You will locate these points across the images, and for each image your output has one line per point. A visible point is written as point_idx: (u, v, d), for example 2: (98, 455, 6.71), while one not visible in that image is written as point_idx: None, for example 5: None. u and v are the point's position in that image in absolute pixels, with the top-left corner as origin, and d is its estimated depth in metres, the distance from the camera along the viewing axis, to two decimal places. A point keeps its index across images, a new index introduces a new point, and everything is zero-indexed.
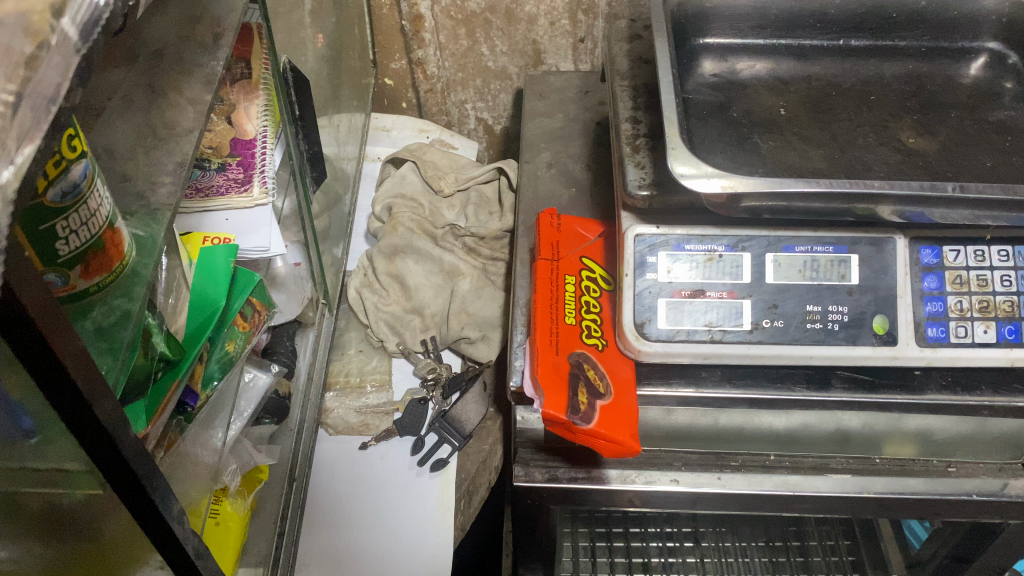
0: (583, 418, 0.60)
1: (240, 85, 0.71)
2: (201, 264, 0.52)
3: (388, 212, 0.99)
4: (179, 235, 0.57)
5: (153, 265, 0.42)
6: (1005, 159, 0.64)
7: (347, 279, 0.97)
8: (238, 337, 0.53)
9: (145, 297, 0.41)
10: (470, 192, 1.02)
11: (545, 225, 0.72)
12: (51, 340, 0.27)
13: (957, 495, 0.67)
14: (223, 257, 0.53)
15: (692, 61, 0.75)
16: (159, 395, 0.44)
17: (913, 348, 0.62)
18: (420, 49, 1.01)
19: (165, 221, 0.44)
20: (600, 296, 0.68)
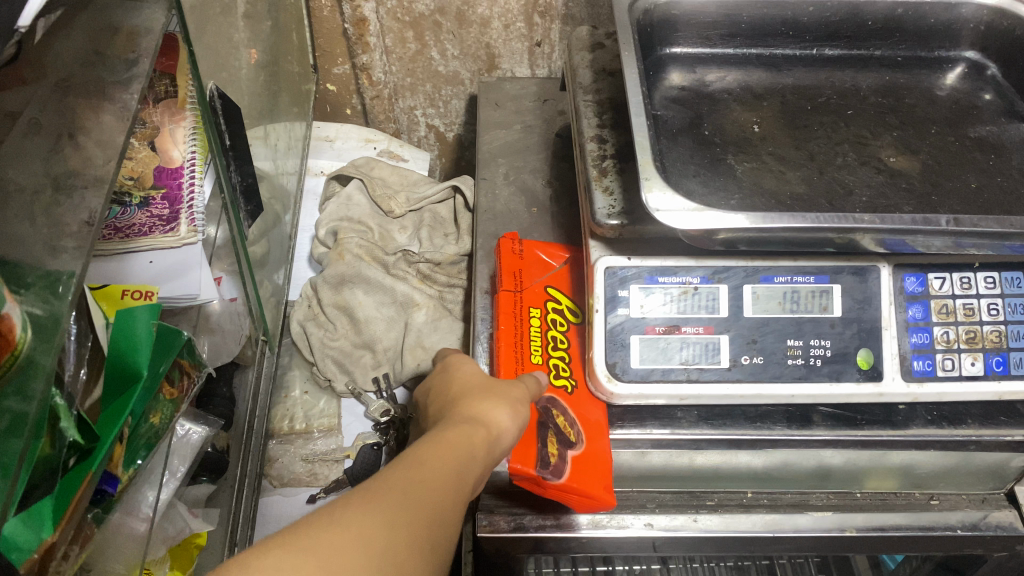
0: (552, 472, 0.55)
1: (165, 104, 0.65)
2: (122, 331, 0.43)
3: (333, 236, 0.92)
4: (94, 288, 0.51)
5: (54, 353, 0.37)
6: (990, 179, 0.60)
7: (289, 310, 0.91)
8: (162, 407, 0.47)
9: (45, 393, 0.36)
10: (423, 213, 0.97)
11: (506, 252, 0.67)
12: None
13: (940, 530, 0.64)
14: (148, 319, 0.44)
15: (658, 72, 0.70)
16: (71, 490, 0.38)
17: (898, 383, 0.58)
18: (365, 54, 0.94)
19: (67, 295, 0.39)
20: (568, 331, 0.63)
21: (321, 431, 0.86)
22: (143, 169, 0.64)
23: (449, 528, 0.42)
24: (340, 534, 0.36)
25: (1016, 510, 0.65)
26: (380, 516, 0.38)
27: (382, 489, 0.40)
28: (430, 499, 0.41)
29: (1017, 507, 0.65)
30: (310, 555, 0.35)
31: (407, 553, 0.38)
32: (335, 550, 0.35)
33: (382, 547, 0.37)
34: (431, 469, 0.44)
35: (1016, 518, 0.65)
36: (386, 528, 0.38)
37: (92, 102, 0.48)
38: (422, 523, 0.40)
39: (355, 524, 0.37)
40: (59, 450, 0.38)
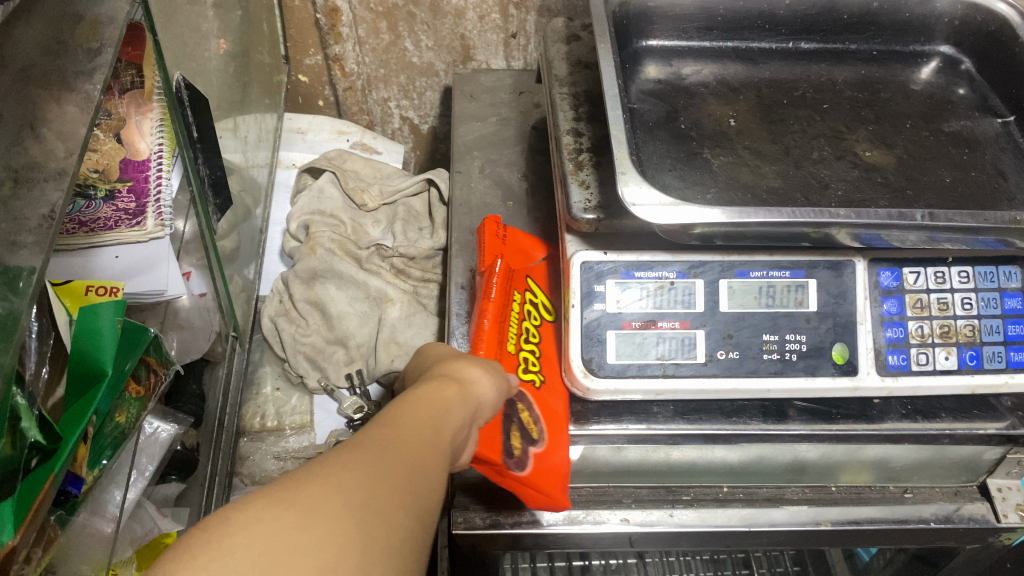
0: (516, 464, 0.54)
1: (131, 96, 0.63)
2: (81, 330, 0.42)
3: (305, 230, 0.90)
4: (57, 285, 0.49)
5: (12, 352, 0.36)
6: (964, 174, 0.60)
7: (260, 306, 0.89)
8: (129, 406, 0.46)
9: (4, 391, 0.35)
10: (396, 206, 0.95)
11: (490, 233, 0.64)
12: None
13: (914, 523, 0.65)
14: (111, 315, 0.44)
15: (635, 64, 0.69)
16: (36, 487, 0.37)
17: (873, 377, 0.58)
18: (338, 44, 0.92)
19: (26, 293, 0.38)
20: (541, 326, 0.62)
21: (292, 429, 0.86)
22: (109, 162, 0.62)
23: (443, 483, 0.35)
24: (319, 487, 0.29)
25: (988, 503, 0.66)
26: (364, 468, 0.31)
27: (362, 440, 0.33)
28: (416, 453, 0.34)
29: (989, 500, 0.66)
30: (289, 512, 0.27)
31: (401, 508, 0.30)
32: (315, 503, 0.28)
33: (374, 499, 0.30)
34: (414, 421, 0.36)
35: (987, 511, 0.65)
36: (372, 480, 0.30)
37: (54, 92, 0.46)
38: (413, 472, 0.33)
39: (335, 477, 0.29)
40: (20, 449, 0.37)
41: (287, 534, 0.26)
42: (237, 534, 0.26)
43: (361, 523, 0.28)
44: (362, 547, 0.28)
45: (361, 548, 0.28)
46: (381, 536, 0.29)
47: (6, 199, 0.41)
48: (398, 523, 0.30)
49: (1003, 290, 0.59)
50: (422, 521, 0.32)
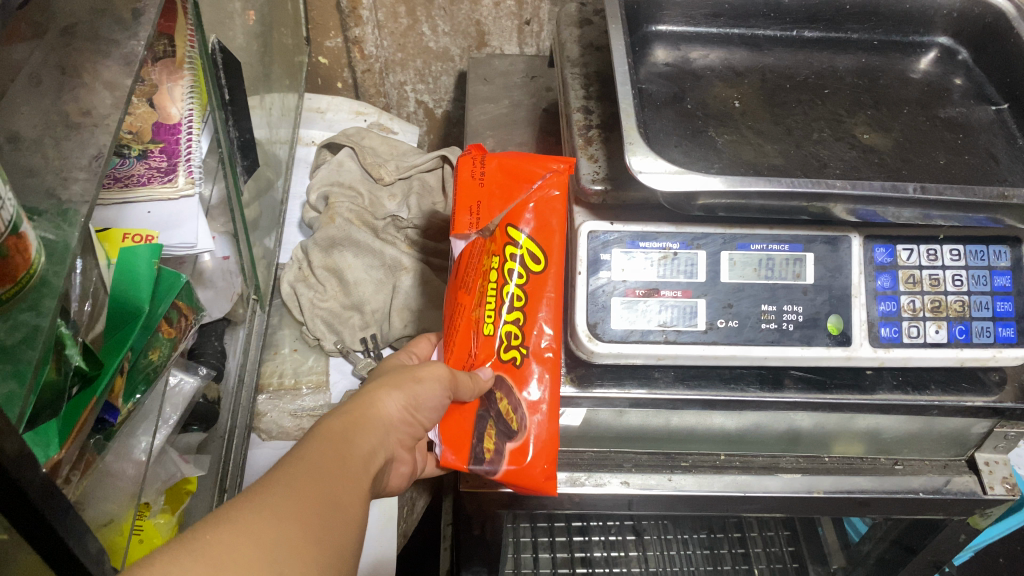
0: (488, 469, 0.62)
1: (162, 63, 0.66)
2: (121, 267, 0.47)
3: (325, 201, 0.94)
4: (97, 232, 0.53)
5: (66, 273, 0.38)
6: (958, 156, 0.63)
7: (279, 274, 0.92)
8: (161, 346, 0.49)
9: (57, 311, 0.37)
10: (412, 181, 0.97)
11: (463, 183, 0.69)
12: None
13: (902, 493, 0.67)
14: (149, 258, 0.48)
15: (644, 48, 0.72)
16: (78, 411, 0.40)
17: (866, 348, 0.61)
18: (357, 27, 0.96)
19: (78, 223, 0.40)
20: (527, 283, 0.61)
21: (309, 388, 0.86)
22: (142, 125, 0.65)
23: (349, 508, 0.46)
24: (229, 533, 0.39)
25: (976, 476, 0.68)
26: (271, 508, 0.41)
27: (269, 481, 0.43)
28: (321, 486, 0.45)
29: (977, 473, 0.68)
30: (203, 558, 0.38)
31: (304, 539, 0.41)
32: (226, 548, 0.39)
33: (274, 537, 0.40)
34: (319, 458, 0.47)
35: (975, 483, 0.68)
36: (276, 519, 0.41)
37: (99, 45, 0.49)
38: (317, 505, 0.43)
39: (245, 522, 0.40)
40: (65, 374, 0.39)
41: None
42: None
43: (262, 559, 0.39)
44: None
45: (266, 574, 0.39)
46: (287, 562, 0.40)
47: (56, 143, 0.44)
48: (300, 549, 0.41)
49: (993, 268, 0.62)
50: (326, 542, 0.43)
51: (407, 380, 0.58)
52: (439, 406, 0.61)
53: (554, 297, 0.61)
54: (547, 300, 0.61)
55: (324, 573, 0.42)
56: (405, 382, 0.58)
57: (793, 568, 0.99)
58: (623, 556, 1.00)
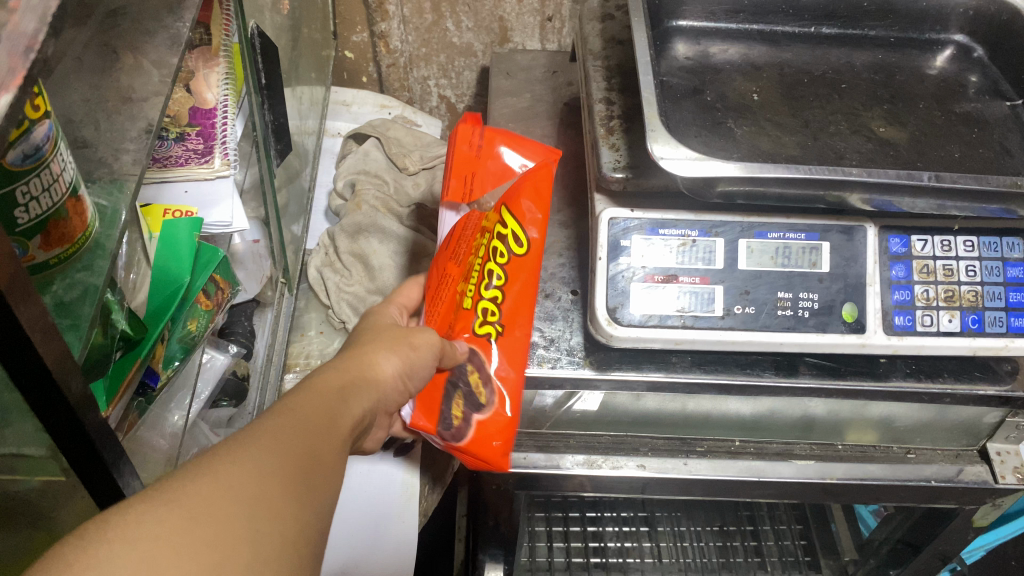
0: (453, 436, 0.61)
1: (199, 52, 0.69)
2: (163, 237, 0.51)
3: (351, 188, 0.96)
4: (139, 206, 0.56)
5: (118, 237, 0.40)
6: (972, 150, 0.64)
7: (307, 258, 0.94)
8: (200, 317, 0.53)
9: (108, 271, 0.39)
10: (436, 170, 1.00)
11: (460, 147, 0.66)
12: (17, 309, 0.27)
13: (915, 481, 0.68)
14: (188, 230, 0.53)
15: (665, 42, 0.74)
16: (123, 373, 0.43)
17: (880, 336, 0.62)
18: (383, 22, 0.98)
19: (129, 191, 0.42)
20: (509, 263, 0.59)
21: None
22: (180, 108, 0.67)
23: (334, 469, 0.40)
24: (206, 482, 0.34)
25: (987, 466, 0.69)
26: (255, 458, 0.36)
27: (253, 431, 0.38)
28: (308, 443, 0.39)
29: (988, 463, 0.69)
30: (172, 507, 0.32)
31: (290, 496, 0.36)
32: (203, 500, 0.33)
33: (257, 490, 0.35)
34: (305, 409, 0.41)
35: (986, 473, 0.69)
36: (261, 470, 0.36)
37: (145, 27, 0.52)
38: (303, 460, 0.38)
39: (226, 473, 0.34)
40: (111, 337, 0.42)
41: (173, 530, 0.31)
42: (123, 535, 0.31)
43: (240, 514, 0.34)
44: (242, 535, 0.33)
45: (245, 533, 0.33)
46: (268, 522, 0.35)
47: (108, 117, 0.47)
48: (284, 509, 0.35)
49: (1006, 260, 0.63)
50: (308, 505, 0.37)
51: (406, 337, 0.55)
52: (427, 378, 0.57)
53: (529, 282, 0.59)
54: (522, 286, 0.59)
55: (304, 538, 0.36)
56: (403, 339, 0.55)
57: (806, 561, 1.00)
58: (635, 547, 1.02)
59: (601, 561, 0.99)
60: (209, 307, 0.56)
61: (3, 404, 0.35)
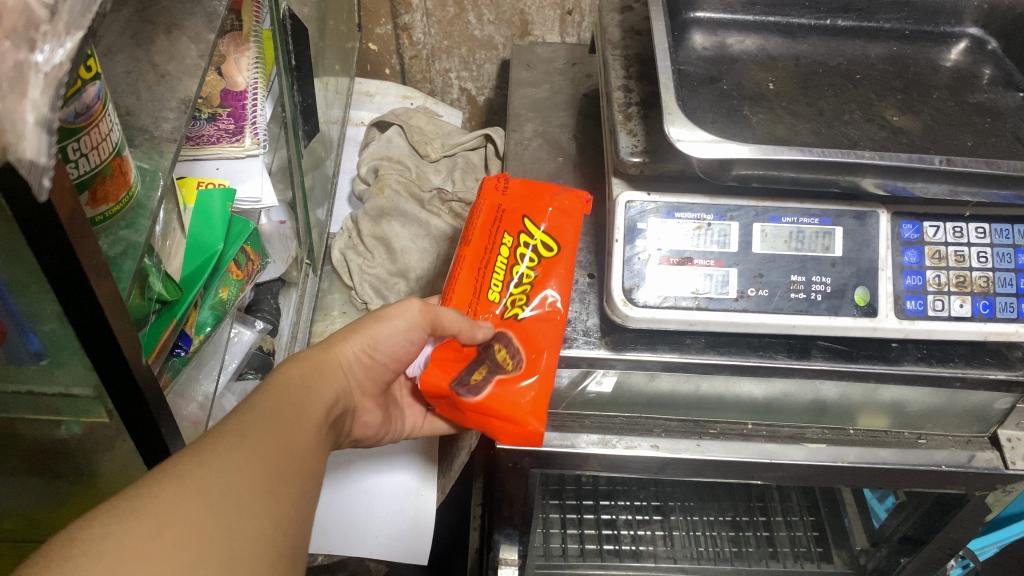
0: (471, 391, 0.64)
1: (229, 35, 0.72)
2: (199, 209, 0.57)
3: (374, 174, 0.99)
4: (175, 179, 0.61)
5: (157, 198, 0.43)
6: (984, 138, 0.65)
7: (331, 242, 0.96)
8: (230, 284, 0.60)
9: (151, 230, 0.42)
10: (456, 158, 1.03)
11: (490, 188, 0.71)
12: (78, 247, 0.31)
13: (925, 465, 0.69)
14: (221, 201, 0.58)
15: (683, 33, 0.76)
16: (159, 333, 0.47)
17: (891, 320, 0.62)
18: (407, 14, 1.01)
19: (168, 155, 0.45)
20: (536, 261, 0.68)
21: None
22: (212, 90, 0.70)
23: (295, 485, 0.45)
24: (178, 493, 0.39)
25: (998, 452, 0.70)
26: (222, 466, 0.42)
27: (224, 435, 0.44)
28: (269, 443, 0.46)
29: (999, 449, 0.70)
30: (133, 521, 0.37)
31: (265, 501, 0.42)
32: (171, 505, 0.39)
33: (211, 498, 0.40)
34: (271, 410, 0.48)
35: (997, 459, 0.70)
36: (230, 478, 0.41)
37: (186, 6, 0.54)
38: (251, 455, 0.44)
39: (199, 482, 0.40)
40: (149, 300, 0.45)
41: (162, 545, 0.37)
42: (108, 545, 0.36)
43: (211, 519, 0.39)
44: (232, 539, 0.40)
45: (197, 537, 0.38)
46: (232, 524, 0.40)
47: (147, 87, 0.49)
48: (228, 507, 0.40)
49: (1017, 247, 0.64)
50: (274, 503, 0.43)
51: (370, 330, 0.65)
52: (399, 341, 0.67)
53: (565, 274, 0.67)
54: (546, 279, 0.67)
55: (269, 536, 0.42)
56: (370, 327, 0.65)
57: (818, 551, 1.01)
58: (648, 535, 1.03)
59: (614, 548, 1.00)
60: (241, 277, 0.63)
61: (54, 344, 0.39)
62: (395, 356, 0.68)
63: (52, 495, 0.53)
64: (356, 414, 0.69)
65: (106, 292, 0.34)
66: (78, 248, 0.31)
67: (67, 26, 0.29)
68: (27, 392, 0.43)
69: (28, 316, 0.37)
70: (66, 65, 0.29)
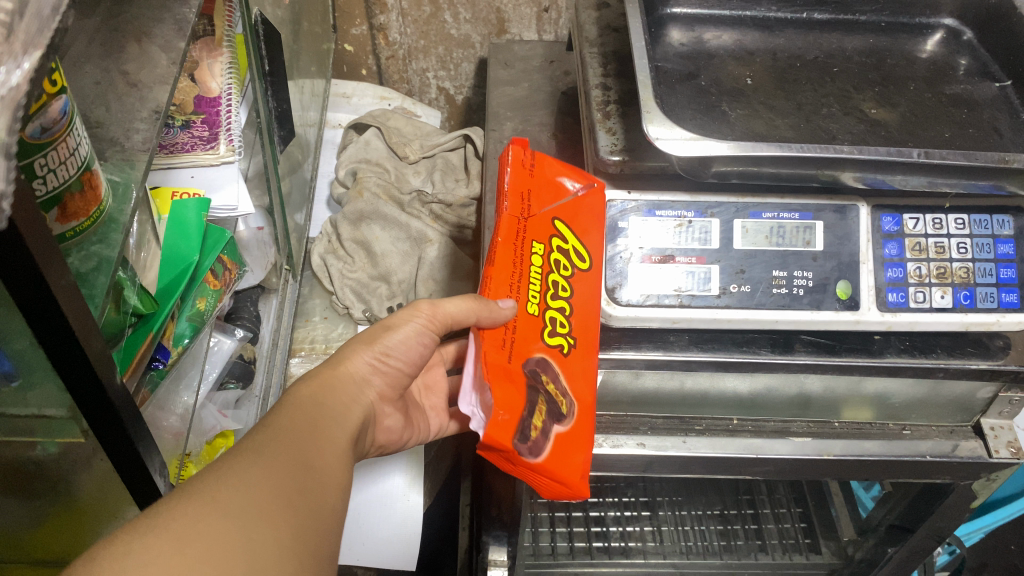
0: (532, 451, 0.56)
1: (203, 42, 0.72)
2: (174, 220, 0.58)
3: (353, 177, 0.98)
4: (149, 189, 0.60)
5: (130, 212, 0.43)
6: (961, 130, 0.65)
7: (311, 246, 0.95)
8: (208, 295, 0.59)
9: (123, 244, 0.42)
10: (436, 159, 1.03)
11: (518, 166, 0.64)
12: (47, 271, 0.31)
13: (911, 456, 0.69)
14: (195, 211, 0.59)
15: (660, 29, 0.76)
16: (136, 347, 0.47)
17: (874, 312, 0.63)
18: (383, 15, 1.01)
19: (141, 166, 0.45)
20: (571, 275, 0.63)
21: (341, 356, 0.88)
22: (185, 97, 0.70)
23: (322, 493, 0.45)
24: (197, 503, 0.39)
25: (981, 440, 0.70)
26: (244, 478, 0.41)
27: (241, 451, 0.44)
28: (290, 463, 0.44)
29: (983, 437, 0.70)
30: (156, 538, 0.37)
31: (287, 513, 0.41)
32: (191, 517, 0.38)
33: (235, 509, 0.39)
34: (288, 427, 0.47)
35: (981, 447, 0.70)
36: (251, 488, 0.41)
37: (156, 13, 0.53)
38: (272, 471, 0.43)
39: (217, 493, 0.40)
40: (123, 313, 0.45)
41: (185, 558, 0.36)
42: (129, 559, 0.35)
43: (236, 530, 0.39)
44: (257, 550, 0.39)
45: (224, 548, 0.38)
46: (259, 536, 0.39)
47: (118, 98, 0.48)
48: (256, 518, 0.40)
49: (996, 237, 0.64)
50: (301, 513, 0.42)
51: (378, 339, 0.61)
52: (412, 348, 0.63)
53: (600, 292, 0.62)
54: (586, 299, 0.62)
55: (298, 547, 0.41)
56: (378, 336, 0.62)
57: (806, 543, 1.01)
58: (637, 531, 1.03)
59: (603, 545, 1.00)
60: (219, 286, 0.63)
61: (25, 365, 0.38)
62: (411, 363, 0.65)
63: (33, 518, 0.53)
64: (380, 423, 0.67)
65: (78, 309, 0.34)
66: (46, 271, 0.31)
67: (25, 44, 0.28)
68: (1, 414, 0.43)
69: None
70: (27, 85, 0.28)
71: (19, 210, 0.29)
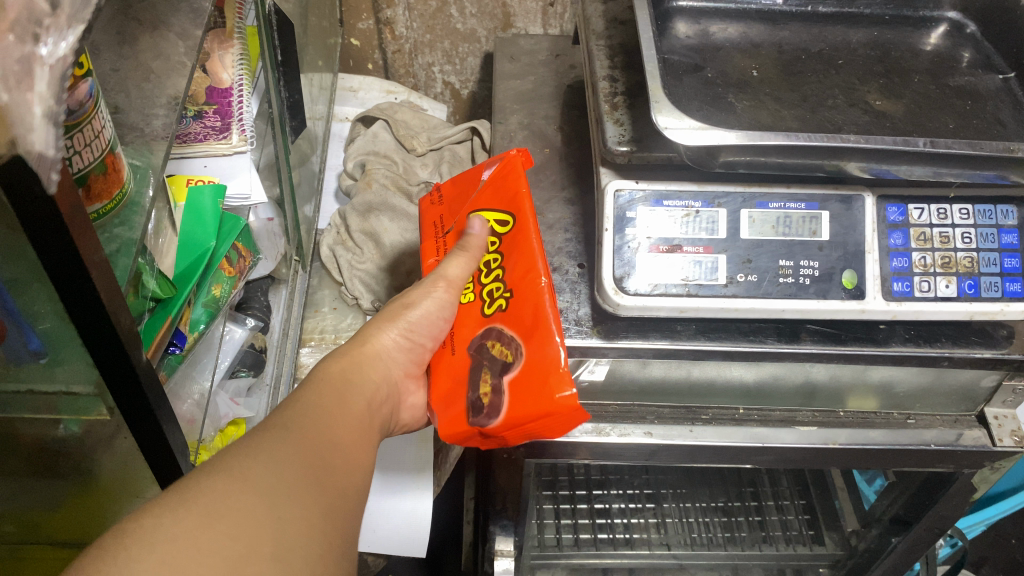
0: (489, 415, 0.57)
1: (214, 34, 0.73)
2: (190, 207, 0.58)
3: (361, 169, 0.99)
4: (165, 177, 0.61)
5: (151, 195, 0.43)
6: (966, 121, 0.65)
7: (318, 239, 0.96)
8: (223, 281, 0.60)
9: (144, 226, 0.43)
10: (442, 152, 1.03)
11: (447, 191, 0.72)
12: (80, 244, 0.32)
13: (915, 445, 0.70)
14: (211, 198, 0.60)
15: (666, 22, 0.77)
16: (154, 331, 0.47)
17: (879, 302, 0.63)
18: (389, 9, 1.01)
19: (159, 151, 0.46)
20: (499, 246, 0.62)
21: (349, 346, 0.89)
22: (197, 89, 0.71)
23: (346, 478, 0.45)
24: (225, 482, 0.39)
25: (985, 430, 0.71)
26: (271, 459, 0.42)
27: (268, 432, 0.44)
28: (315, 447, 0.45)
29: (987, 427, 0.71)
30: (187, 515, 0.37)
31: (314, 495, 0.42)
32: (220, 495, 0.38)
33: (264, 488, 0.40)
34: (313, 413, 0.47)
35: (984, 436, 0.71)
36: (278, 468, 0.41)
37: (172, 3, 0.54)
38: (299, 453, 0.43)
39: (244, 471, 0.40)
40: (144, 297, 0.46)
41: (214, 536, 0.37)
42: (158, 536, 0.36)
43: (264, 508, 0.39)
44: (286, 528, 0.39)
45: (253, 525, 0.38)
46: (288, 515, 0.39)
47: (136, 85, 0.49)
48: (284, 497, 0.40)
49: (1001, 227, 0.64)
50: (326, 495, 0.42)
51: (401, 315, 0.61)
52: (438, 326, 0.63)
53: (517, 248, 0.60)
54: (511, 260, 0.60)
55: (326, 527, 0.41)
56: (400, 313, 0.62)
57: (809, 534, 1.02)
58: (641, 522, 1.04)
59: (608, 536, 1.01)
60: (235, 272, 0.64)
61: (53, 342, 0.39)
62: (437, 337, 0.65)
63: (51, 497, 0.54)
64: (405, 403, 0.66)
65: (106, 286, 0.34)
66: (80, 244, 0.32)
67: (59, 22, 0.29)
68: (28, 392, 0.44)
69: (28, 314, 0.38)
70: (71, 58, 0.29)
71: (55, 183, 0.29)
